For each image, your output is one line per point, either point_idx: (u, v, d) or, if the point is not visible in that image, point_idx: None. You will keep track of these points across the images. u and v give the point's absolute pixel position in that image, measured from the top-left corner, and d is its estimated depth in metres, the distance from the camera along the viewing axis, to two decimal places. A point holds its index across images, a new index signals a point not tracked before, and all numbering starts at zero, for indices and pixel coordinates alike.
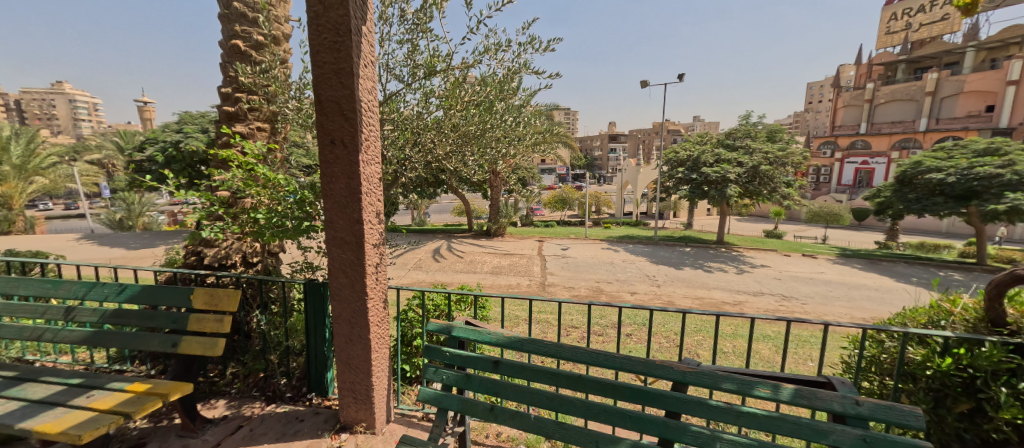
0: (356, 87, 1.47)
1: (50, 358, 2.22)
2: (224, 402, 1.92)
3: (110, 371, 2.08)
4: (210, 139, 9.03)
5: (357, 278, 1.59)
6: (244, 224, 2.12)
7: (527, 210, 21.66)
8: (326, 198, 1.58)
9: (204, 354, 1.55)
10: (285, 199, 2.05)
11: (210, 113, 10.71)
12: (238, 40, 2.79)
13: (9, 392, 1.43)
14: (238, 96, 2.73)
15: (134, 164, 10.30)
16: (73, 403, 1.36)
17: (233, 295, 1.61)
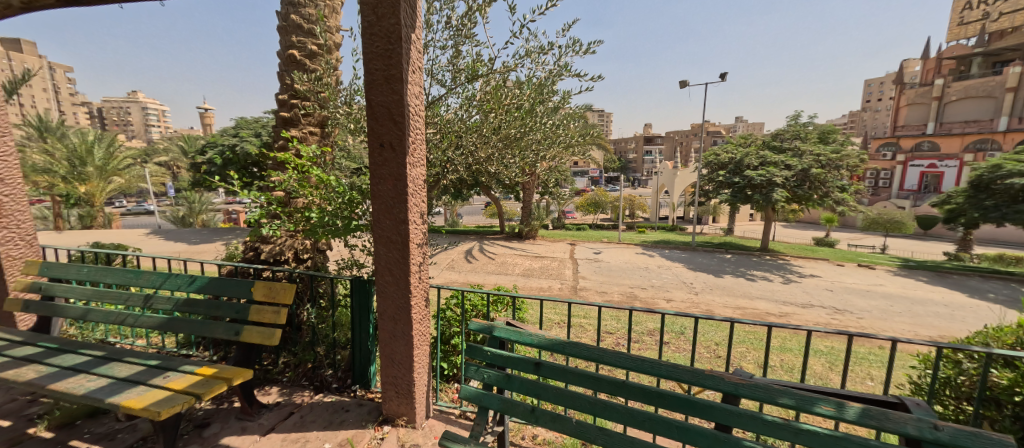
0: (405, 93, 1.53)
1: (129, 341, 2.47)
2: (276, 389, 2.04)
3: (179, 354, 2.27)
4: (264, 142, 9.70)
5: (402, 277, 1.65)
6: (298, 222, 2.26)
7: (558, 213, 21.59)
8: (374, 199, 1.64)
9: (262, 343, 1.66)
10: (335, 199, 2.15)
11: (264, 118, 11.49)
12: (294, 50, 2.97)
13: (100, 369, 1.60)
14: (294, 102, 2.89)
15: (198, 166, 11.26)
16: (152, 382, 1.50)
17: (288, 289, 1.71)
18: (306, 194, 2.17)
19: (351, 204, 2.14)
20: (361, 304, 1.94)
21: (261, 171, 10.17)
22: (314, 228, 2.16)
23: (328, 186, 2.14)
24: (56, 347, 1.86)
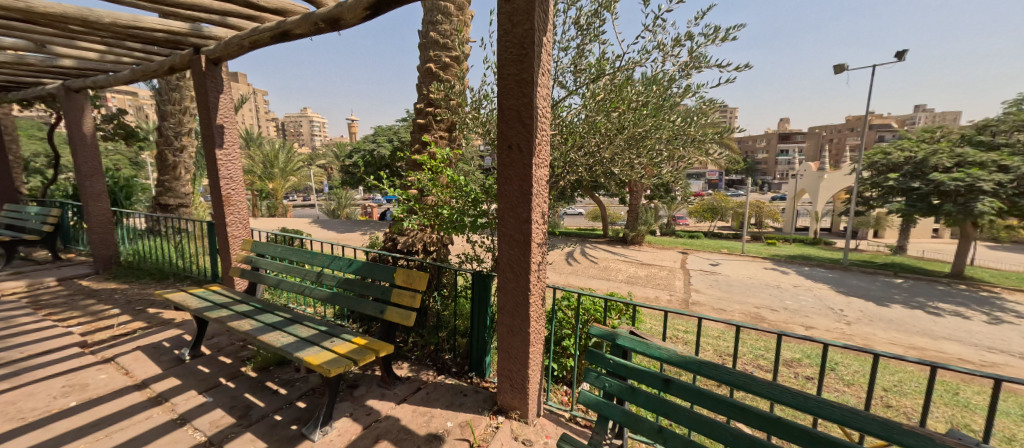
0: (535, 95, 1.56)
1: (306, 308, 3.22)
2: (409, 364, 2.44)
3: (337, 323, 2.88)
4: (397, 146, 11.16)
5: (523, 274, 1.70)
6: (430, 217, 2.70)
7: (667, 219, 20.14)
8: (501, 198, 1.72)
9: (401, 322, 1.89)
10: (465, 200, 2.52)
11: (397, 125, 13.13)
12: (431, 64, 3.49)
13: (288, 329, 2.04)
14: (429, 110, 3.47)
15: (348, 169, 13.64)
16: (323, 345, 1.84)
17: (423, 276, 1.92)
18: (439, 193, 2.61)
19: (476, 204, 2.49)
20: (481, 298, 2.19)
21: (394, 172, 11.77)
22: (447, 224, 2.57)
23: (457, 186, 2.53)
24: (258, 307, 2.45)
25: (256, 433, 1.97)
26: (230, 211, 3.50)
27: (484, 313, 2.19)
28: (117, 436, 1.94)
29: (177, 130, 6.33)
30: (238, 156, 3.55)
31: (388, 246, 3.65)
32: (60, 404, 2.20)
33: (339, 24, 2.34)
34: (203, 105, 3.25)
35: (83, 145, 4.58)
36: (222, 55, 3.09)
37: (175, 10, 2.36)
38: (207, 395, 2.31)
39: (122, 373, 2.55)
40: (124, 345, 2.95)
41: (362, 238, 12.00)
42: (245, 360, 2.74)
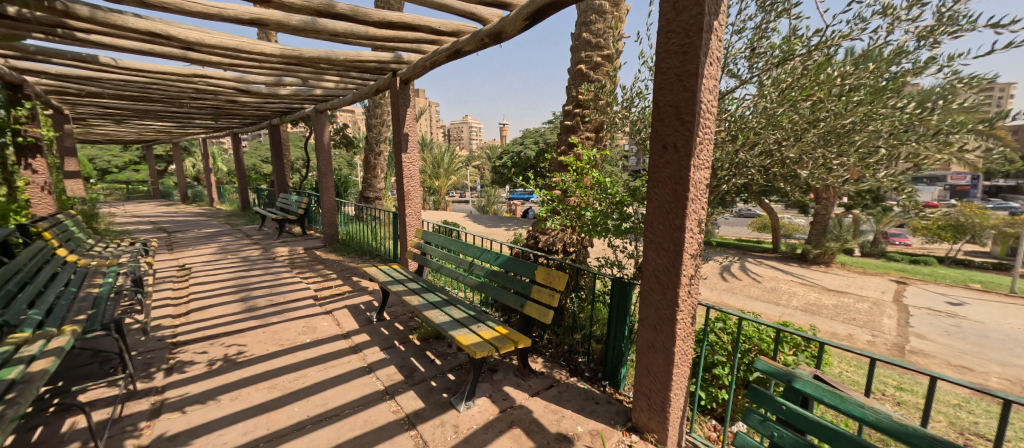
0: (700, 88, 1.39)
1: (464, 292, 3.94)
2: (542, 360, 2.79)
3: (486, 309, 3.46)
4: (542, 148, 11.63)
5: (670, 286, 1.55)
6: (572, 217, 2.80)
7: (872, 235, 15.41)
8: (650, 202, 1.61)
9: (539, 318, 2.18)
10: (608, 202, 2.56)
11: (542, 128, 13.60)
12: (582, 64, 3.77)
13: (446, 309, 2.59)
14: (577, 111, 3.75)
15: (498, 169, 15.04)
16: (472, 328, 2.28)
17: (562, 277, 2.20)
18: (582, 193, 2.70)
19: (620, 207, 2.50)
20: (619, 314, 2.33)
21: (537, 173, 12.36)
22: (588, 227, 2.63)
23: (601, 186, 2.58)
24: (423, 286, 3.07)
25: (418, 393, 2.41)
26: (409, 204, 4.35)
27: (620, 328, 2.32)
28: (332, 372, 2.65)
29: (377, 139, 8.09)
30: (417, 159, 4.40)
31: (530, 243, 3.94)
32: (302, 340, 3.13)
33: (500, 36, 2.75)
34: (397, 117, 4.17)
35: (325, 152, 6.38)
36: (412, 75, 3.88)
37: (386, 44, 3.13)
38: (385, 352, 2.94)
39: (335, 324, 3.45)
40: (337, 302, 3.98)
41: (506, 234, 13.10)
42: (413, 329, 3.35)
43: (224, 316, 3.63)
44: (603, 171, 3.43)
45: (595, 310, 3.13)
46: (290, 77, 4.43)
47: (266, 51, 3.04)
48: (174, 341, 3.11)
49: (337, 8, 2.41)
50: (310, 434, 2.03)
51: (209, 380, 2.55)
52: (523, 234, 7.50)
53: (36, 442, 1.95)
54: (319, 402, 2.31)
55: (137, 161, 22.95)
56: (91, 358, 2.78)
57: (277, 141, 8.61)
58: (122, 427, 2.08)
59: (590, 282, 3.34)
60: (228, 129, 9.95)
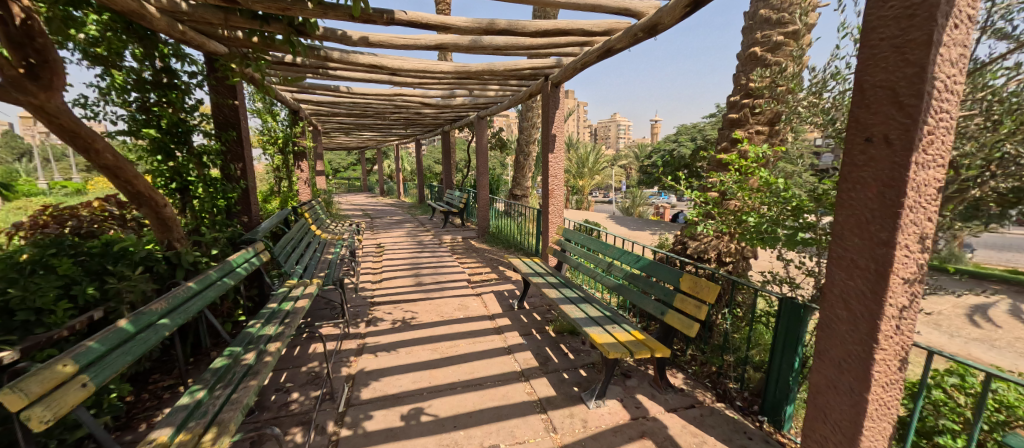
0: (934, 58, 1.02)
1: (602, 293, 3.96)
2: (683, 377, 2.61)
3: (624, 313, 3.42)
4: (699, 145, 10.32)
5: (865, 318, 1.22)
6: (730, 223, 2.51)
7: None
8: (839, 209, 1.28)
9: (681, 329, 2.04)
10: (783, 207, 2.18)
11: (700, 122, 11.97)
12: (756, 47, 3.51)
13: (582, 306, 2.69)
14: (745, 102, 3.42)
15: (645, 169, 14.23)
16: (606, 328, 2.31)
17: (712, 289, 2.02)
18: (746, 196, 2.40)
19: (796, 215, 2.09)
20: (790, 342, 2.06)
21: (692, 173, 11.07)
22: (749, 235, 2.29)
23: (771, 188, 2.20)
24: (561, 281, 3.24)
25: (551, 381, 2.58)
26: (552, 202, 4.60)
27: (789, 356, 2.06)
28: (479, 346, 3.08)
29: (527, 141, 8.73)
30: (562, 159, 4.61)
31: (677, 249, 3.64)
32: (457, 315, 3.72)
33: (655, 28, 2.64)
34: (547, 119, 4.46)
35: (483, 154, 7.28)
36: (563, 78, 4.10)
37: (540, 51, 3.39)
38: (523, 338, 3.22)
39: (483, 305, 3.97)
40: (485, 287, 4.55)
41: (649, 238, 12.26)
42: (549, 321, 3.56)
43: (405, 287, 4.63)
44: (777, 171, 2.89)
45: (753, 332, 2.73)
46: (460, 90, 5.24)
47: (446, 70, 3.71)
48: (373, 301, 4.16)
49: (501, 25, 2.76)
50: (460, 394, 2.44)
51: (394, 334, 3.32)
52: (669, 240, 6.92)
53: (301, 355, 2.94)
54: (468, 369, 2.72)
55: (358, 164, 30.90)
56: (328, 304, 3.99)
57: (448, 145, 10.28)
58: (344, 357, 2.93)
59: (748, 299, 2.91)
60: (415, 136, 12.40)
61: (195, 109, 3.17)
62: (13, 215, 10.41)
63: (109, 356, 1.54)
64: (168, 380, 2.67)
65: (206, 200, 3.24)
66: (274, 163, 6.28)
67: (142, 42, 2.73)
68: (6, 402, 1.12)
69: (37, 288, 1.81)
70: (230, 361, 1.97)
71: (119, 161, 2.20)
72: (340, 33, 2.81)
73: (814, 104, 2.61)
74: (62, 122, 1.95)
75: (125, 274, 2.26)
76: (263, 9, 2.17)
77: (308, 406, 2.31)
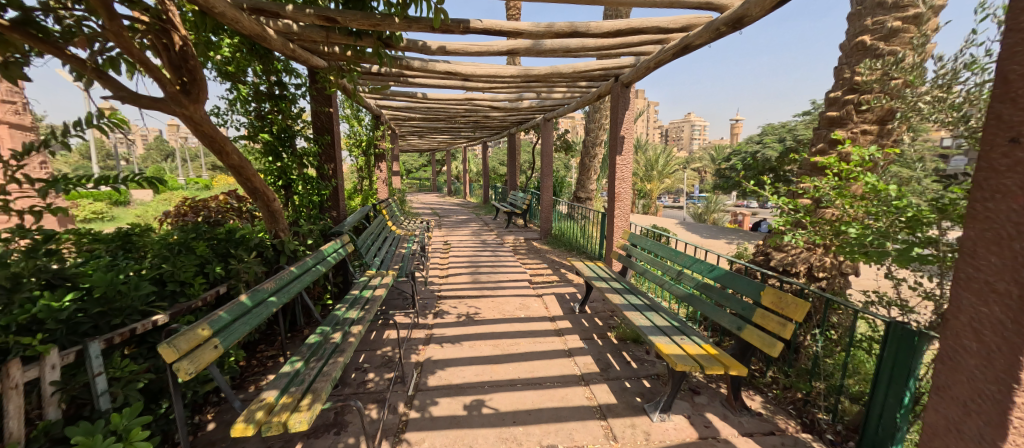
0: None
1: (669, 302, 3.79)
2: (761, 400, 2.40)
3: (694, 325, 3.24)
4: (789, 146, 9.24)
5: (1001, 352, 1.01)
6: (826, 234, 2.26)
7: None
8: (969, 222, 1.08)
9: (761, 347, 1.89)
10: (894, 218, 1.90)
11: (791, 120, 10.69)
12: (866, 35, 3.09)
13: (648, 314, 2.60)
14: (850, 98, 3.02)
15: (722, 172, 13.09)
16: (674, 339, 2.21)
17: (800, 306, 1.84)
18: (847, 205, 2.14)
19: (913, 228, 1.81)
20: (898, 373, 1.79)
21: (779, 177, 9.94)
22: (848, 248, 2.03)
23: (880, 195, 1.94)
24: (626, 288, 3.17)
25: (612, 389, 2.54)
26: (618, 205, 4.49)
27: (897, 390, 1.80)
28: (539, 346, 3.14)
29: (593, 142, 8.58)
30: (630, 161, 4.49)
31: (759, 260, 3.34)
32: (518, 314, 3.82)
33: (741, 21, 2.46)
34: (615, 120, 4.37)
35: (548, 156, 7.32)
36: (634, 78, 3.99)
37: (611, 51, 3.34)
38: (584, 342, 3.21)
39: (544, 306, 4.02)
40: (546, 288, 4.60)
41: (726, 247, 11.28)
42: (611, 327, 3.49)
43: (469, 283, 4.87)
44: (888, 176, 2.52)
45: (851, 359, 2.40)
46: (528, 93, 5.34)
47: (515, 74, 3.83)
48: (440, 295, 4.44)
49: (573, 28, 2.78)
50: (520, 391, 2.52)
51: (459, 328, 3.52)
52: (749, 250, 6.32)
53: (377, 339, 3.26)
54: (528, 368, 2.79)
55: (428, 165, 32.90)
56: (401, 294, 4.35)
57: (514, 147, 10.51)
58: (414, 344, 3.18)
59: (846, 321, 2.57)
60: (482, 138, 12.86)
61: (299, 116, 3.68)
62: (166, 204, 12.92)
63: (233, 325, 1.89)
64: (271, 350, 3.14)
65: (304, 196, 3.74)
66: (359, 163, 6.99)
67: (262, 61, 3.27)
68: (164, 355, 1.41)
69: (182, 264, 2.24)
70: (322, 339, 2.27)
71: (243, 161, 2.64)
72: (421, 44, 3.06)
73: (941, 99, 2.23)
74: (204, 129, 2.38)
75: (242, 256, 2.71)
76: (357, 24, 2.46)
77: (382, 386, 2.57)
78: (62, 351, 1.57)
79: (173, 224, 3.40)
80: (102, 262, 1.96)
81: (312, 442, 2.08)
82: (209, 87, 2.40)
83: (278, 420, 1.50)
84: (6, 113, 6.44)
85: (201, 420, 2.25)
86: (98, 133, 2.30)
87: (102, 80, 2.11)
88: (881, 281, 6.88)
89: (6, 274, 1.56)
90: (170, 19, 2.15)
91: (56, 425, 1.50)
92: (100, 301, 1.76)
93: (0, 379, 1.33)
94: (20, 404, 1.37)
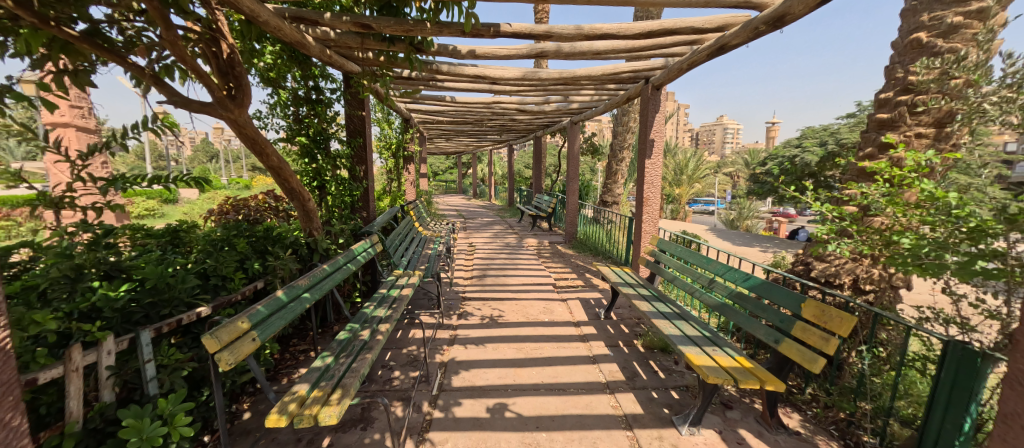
0: None
1: (699, 311, 3.66)
2: (799, 418, 2.28)
3: (726, 336, 3.12)
4: (831, 150, 8.73)
5: None
6: (875, 244, 2.12)
7: None
8: None
9: (801, 363, 1.79)
10: (954, 228, 1.76)
11: (833, 123, 10.10)
12: (922, 32, 2.88)
13: (677, 322, 2.53)
14: (903, 99, 2.83)
15: (757, 177, 12.55)
16: (705, 349, 2.14)
17: (845, 320, 1.74)
18: (899, 213, 2.00)
19: (975, 239, 1.67)
20: (957, 396, 1.66)
21: (819, 183, 9.41)
22: (900, 259, 1.89)
23: (937, 203, 1.80)
24: (654, 295, 3.09)
25: (638, 398, 2.47)
26: (646, 210, 4.40)
27: (956, 415, 1.66)
28: (563, 351, 3.11)
29: (621, 146, 8.43)
30: (660, 165, 4.39)
31: (799, 270, 3.17)
32: (542, 318, 3.80)
33: (781, 20, 2.36)
34: (645, 123, 4.29)
35: (574, 159, 7.27)
36: (665, 80, 3.91)
37: (642, 53, 3.29)
38: (610, 349, 3.15)
39: (568, 311, 3.98)
40: (571, 293, 4.56)
41: (760, 256, 10.77)
42: (637, 335, 3.41)
43: (493, 285, 4.89)
44: (946, 183, 2.33)
45: (902, 379, 2.23)
46: (555, 96, 5.33)
47: (543, 77, 3.83)
48: (465, 296, 4.49)
49: (603, 30, 2.76)
50: (543, 397, 2.50)
51: (483, 330, 3.54)
52: (787, 259, 6.01)
53: (403, 338, 3.34)
54: (551, 373, 2.78)
55: (454, 167, 33.40)
56: (427, 295, 4.43)
57: (540, 150, 10.49)
58: (438, 344, 3.23)
59: (897, 338, 2.39)
60: (508, 141, 12.92)
61: (333, 119, 3.84)
62: (211, 204, 13.77)
63: (269, 319, 1.99)
64: (303, 345, 3.27)
65: (336, 196, 3.89)
66: (388, 165, 7.19)
67: (301, 67, 3.43)
68: (208, 345, 1.50)
69: (224, 260, 2.38)
70: (351, 335, 2.34)
71: (281, 163, 2.77)
72: (451, 48, 3.13)
73: (1010, 100, 2.05)
74: (247, 132, 2.53)
75: (279, 253, 2.85)
76: (391, 31, 2.55)
77: (407, 385, 2.62)
78: (117, 337, 1.71)
79: (216, 221, 3.62)
80: (154, 256, 2.11)
81: (340, 436, 2.15)
82: (252, 93, 2.57)
83: (310, 413, 1.56)
84: (74, 118, 7.07)
85: (238, 409, 2.37)
86: (152, 135, 2.49)
87: (158, 86, 2.29)
88: (936, 297, 6.36)
89: (72, 264, 1.71)
90: (219, 29, 2.30)
91: (111, 407, 1.62)
92: (150, 291, 1.89)
93: (65, 361, 1.45)
94: (80, 385, 1.50)
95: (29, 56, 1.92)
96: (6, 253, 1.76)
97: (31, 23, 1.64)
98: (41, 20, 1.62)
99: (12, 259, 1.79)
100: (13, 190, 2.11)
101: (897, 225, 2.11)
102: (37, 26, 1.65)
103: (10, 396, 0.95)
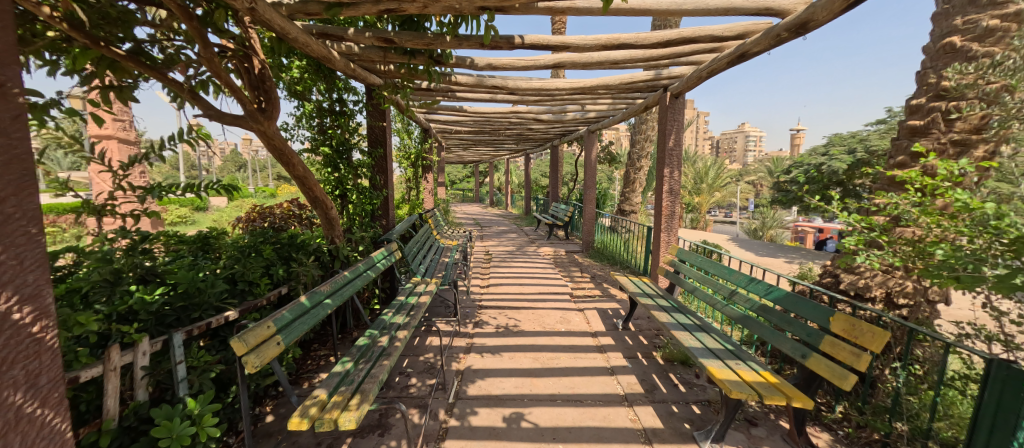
0: None
1: (722, 323, 3.57)
2: (828, 438, 2.20)
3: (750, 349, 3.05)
4: (862, 158, 8.36)
5: None
6: (907, 257, 2.06)
7: None
8: None
9: (831, 379, 1.72)
10: (994, 239, 1.67)
11: (863, 129, 9.70)
12: (956, 36, 2.79)
13: (698, 334, 2.49)
14: (936, 105, 2.70)
15: (782, 186, 12.18)
16: (727, 363, 2.09)
17: (877, 336, 1.67)
18: (933, 223, 1.93)
19: (1018, 251, 1.57)
20: (1003, 419, 1.56)
21: (847, 192, 9.02)
22: (935, 272, 1.81)
23: (974, 214, 1.70)
24: (674, 306, 3.02)
25: (657, 412, 2.42)
26: (665, 219, 4.34)
27: (1002, 438, 1.56)
28: (581, 362, 3.08)
29: (639, 155, 8.35)
30: (679, 173, 4.32)
31: (828, 282, 3.07)
32: (559, 328, 3.78)
33: (805, 26, 2.34)
34: (664, 131, 4.25)
35: (592, 167, 7.25)
36: (683, 89, 3.91)
37: (660, 62, 3.29)
38: (628, 361, 3.10)
39: (585, 321, 3.94)
40: (588, 303, 4.51)
41: (787, 267, 10.37)
42: (657, 347, 3.35)
43: (510, 294, 4.89)
44: (986, 192, 2.21)
45: (940, 399, 2.12)
46: (573, 105, 5.36)
47: (559, 86, 3.86)
48: (481, 305, 4.51)
49: (621, 40, 2.79)
50: (560, 407, 2.48)
51: (499, 339, 3.54)
52: (815, 270, 5.73)
53: (420, 345, 3.38)
54: (569, 384, 2.75)
55: (471, 176, 33.74)
56: (444, 303, 4.48)
57: (556, 159, 10.47)
58: (455, 352, 3.25)
59: (934, 355, 2.27)
60: (524, 150, 12.98)
61: (355, 130, 3.97)
62: (240, 211, 14.49)
63: (295, 323, 2.07)
64: (324, 350, 3.36)
65: (358, 204, 4.00)
66: (407, 174, 7.35)
67: (325, 80, 3.59)
68: (236, 348, 1.57)
69: (251, 266, 2.47)
70: (370, 341, 2.39)
71: (307, 172, 2.86)
72: (469, 60, 3.22)
73: None
74: (275, 143, 2.64)
75: (302, 260, 2.96)
76: (412, 44, 2.63)
77: (424, 392, 2.64)
78: (151, 339, 1.80)
79: (244, 227, 3.79)
80: (186, 262, 2.22)
81: (358, 441, 2.19)
82: (280, 106, 2.71)
83: (329, 417, 1.60)
84: (116, 131, 7.63)
85: (261, 412, 2.45)
86: (186, 146, 2.64)
87: (195, 100, 2.43)
88: (979, 313, 6.00)
89: (111, 269, 1.81)
90: (252, 46, 2.45)
91: (144, 406, 1.70)
92: (183, 296, 2.00)
93: (103, 361, 1.54)
94: (117, 384, 1.59)
95: (79, 73, 2.08)
96: (53, 256, 1.89)
97: (83, 43, 1.78)
98: (92, 41, 1.77)
99: (58, 263, 1.92)
100: (61, 198, 2.25)
101: (931, 236, 2.03)
102: (88, 45, 1.79)
103: (55, 393, 1.02)
